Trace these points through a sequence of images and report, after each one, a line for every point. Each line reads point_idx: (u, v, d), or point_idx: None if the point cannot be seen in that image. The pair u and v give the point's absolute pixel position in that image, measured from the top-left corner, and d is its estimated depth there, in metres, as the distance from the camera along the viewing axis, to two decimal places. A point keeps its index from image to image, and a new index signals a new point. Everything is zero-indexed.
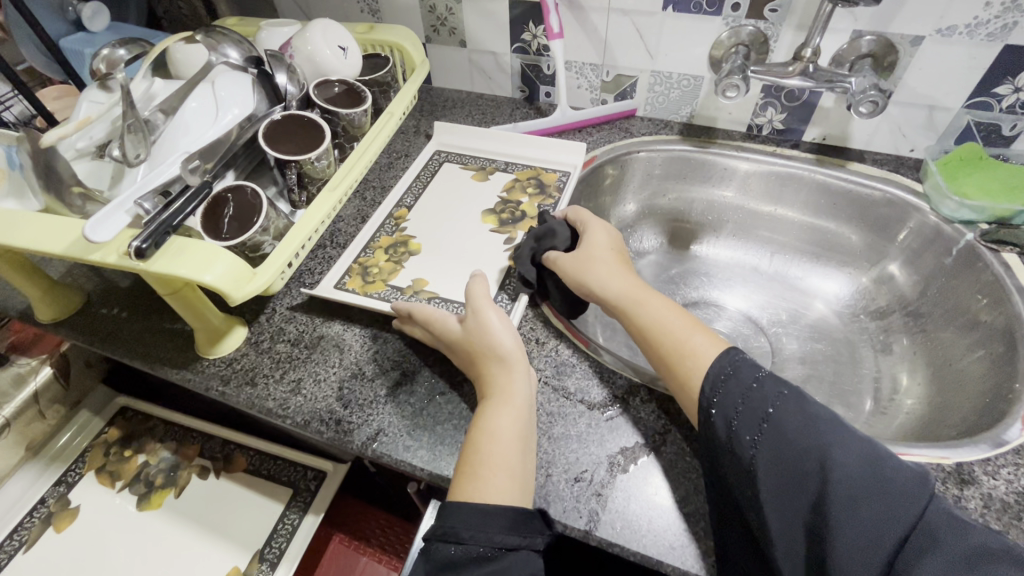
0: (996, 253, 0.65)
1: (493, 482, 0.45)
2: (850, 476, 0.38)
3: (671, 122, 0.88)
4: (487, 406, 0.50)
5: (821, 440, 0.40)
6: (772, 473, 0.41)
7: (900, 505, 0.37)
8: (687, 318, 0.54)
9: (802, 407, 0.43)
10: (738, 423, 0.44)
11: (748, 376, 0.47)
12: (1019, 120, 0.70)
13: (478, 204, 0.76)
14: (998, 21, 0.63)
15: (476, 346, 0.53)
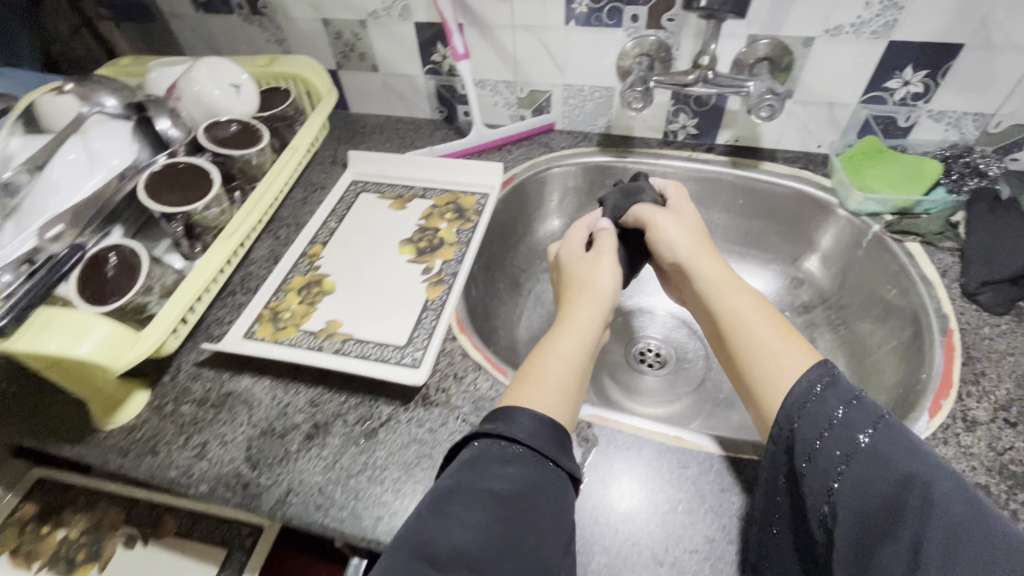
0: (900, 243, 0.67)
1: (541, 395, 0.49)
2: (949, 521, 0.31)
3: (589, 133, 0.88)
4: (561, 329, 0.55)
5: (917, 480, 0.33)
6: (856, 507, 0.35)
7: (1009, 565, 0.29)
8: (779, 321, 0.48)
9: (911, 440, 0.35)
10: (825, 439, 0.38)
11: (846, 395, 0.39)
12: (911, 112, 0.72)
13: (395, 235, 0.74)
14: (879, 19, 0.65)
15: (581, 275, 0.61)
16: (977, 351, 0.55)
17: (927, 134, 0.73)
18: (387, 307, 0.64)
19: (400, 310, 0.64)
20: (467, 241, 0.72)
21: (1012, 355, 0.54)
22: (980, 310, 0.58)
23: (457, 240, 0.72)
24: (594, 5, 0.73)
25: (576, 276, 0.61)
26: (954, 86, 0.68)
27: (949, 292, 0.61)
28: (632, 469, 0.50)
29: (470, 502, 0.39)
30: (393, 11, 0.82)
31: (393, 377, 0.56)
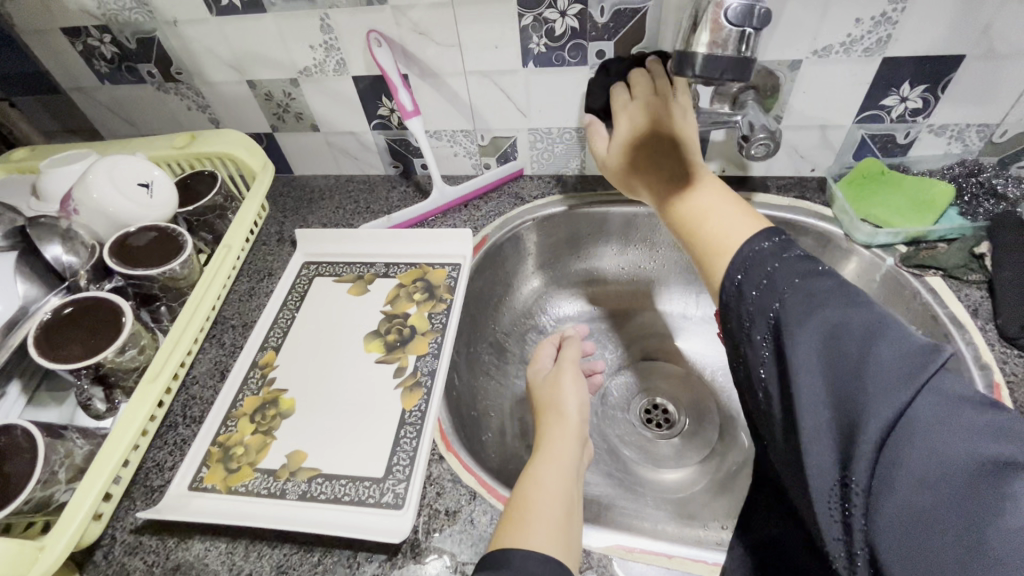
0: (921, 278, 0.60)
1: (540, 531, 0.43)
2: (844, 363, 0.32)
3: (562, 177, 0.80)
4: (539, 456, 0.51)
5: (831, 323, 0.34)
6: (782, 364, 0.36)
7: (896, 383, 0.30)
8: (720, 195, 0.50)
9: (813, 293, 0.36)
10: (750, 323, 0.39)
11: (773, 258, 0.40)
12: (910, 128, 0.66)
13: (358, 327, 0.65)
14: (872, 35, 0.58)
15: (549, 396, 0.58)
16: None
17: (929, 149, 0.67)
18: (357, 427, 0.55)
19: (374, 428, 0.55)
20: (442, 327, 0.62)
21: None
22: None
23: (430, 328, 0.63)
24: (552, 44, 0.65)
25: (546, 394, 0.59)
26: (956, 100, 0.62)
27: (986, 336, 0.55)
28: None
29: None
30: (327, 66, 0.73)
31: (373, 532, 0.47)
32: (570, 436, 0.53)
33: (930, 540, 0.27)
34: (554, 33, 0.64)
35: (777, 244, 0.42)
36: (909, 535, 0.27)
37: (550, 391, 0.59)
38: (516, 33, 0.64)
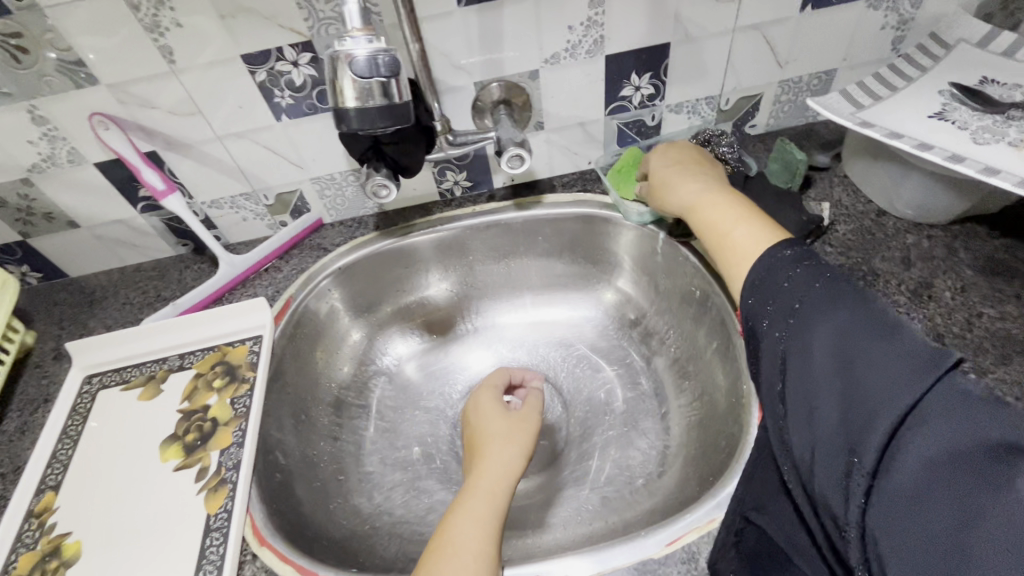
0: (687, 246, 0.68)
1: (446, 565, 0.42)
2: (859, 360, 0.33)
3: (364, 217, 0.79)
4: (470, 487, 0.50)
5: (854, 330, 0.34)
6: (792, 362, 0.37)
7: (903, 381, 0.30)
8: (744, 208, 0.49)
9: (839, 296, 0.37)
10: (769, 322, 0.40)
11: (809, 270, 0.40)
12: (653, 111, 0.72)
13: (152, 436, 0.59)
14: (588, 38, 0.63)
15: (480, 421, 0.61)
16: None
17: (675, 126, 0.74)
18: (155, 551, 0.50)
19: (175, 547, 0.50)
20: (246, 411, 0.59)
21: None
22: None
23: (233, 416, 0.58)
24: (298, 94, 0.63)
25: (477, 427, 0.60)
26: (678, 81, 0.69)
27: None
28: None
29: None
30: (59, 159, 0.65)
31: None
32: (507, 468, 0.53)
33: (929, 521, 0.27)
34: (294, 83, 0.62)
35: (798, 251, 0.42)
36: (904, 515, 0.27)
37: (483, 421, 0.60)
38: (256, 90, 0.62)
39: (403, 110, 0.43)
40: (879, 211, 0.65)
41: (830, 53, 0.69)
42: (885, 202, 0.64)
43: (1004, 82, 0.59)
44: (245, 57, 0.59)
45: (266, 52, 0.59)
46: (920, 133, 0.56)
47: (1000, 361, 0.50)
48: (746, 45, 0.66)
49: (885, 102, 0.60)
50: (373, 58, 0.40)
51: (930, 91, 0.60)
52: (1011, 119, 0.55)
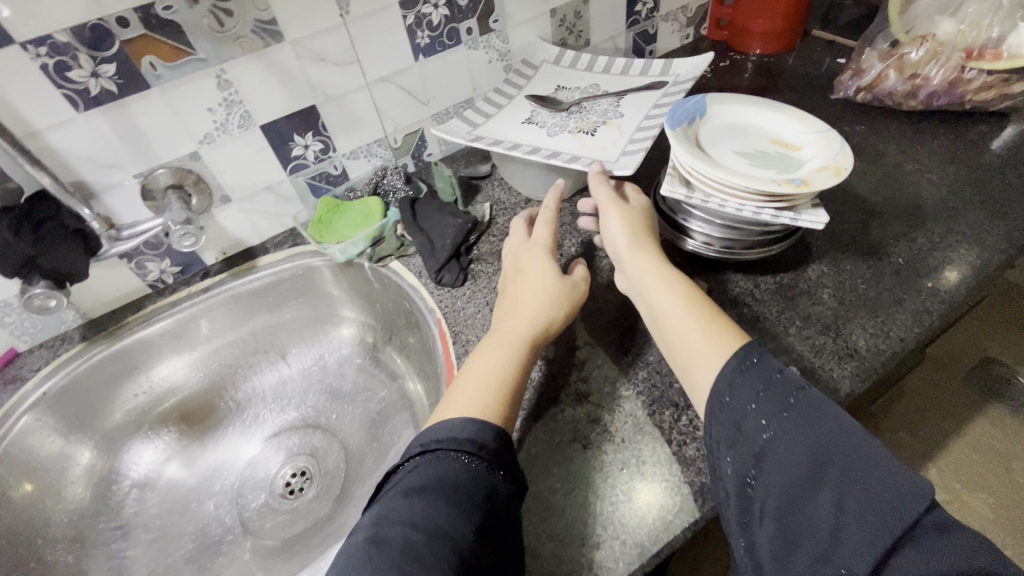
0: (387, 267, 0.77)
1: (464, 401, 0.50)
2: (843, 473, 0.37)
3: (68, 332, 0.75)
4: (502, 326, 0.56)
5: (832, 435, 0.38)
6: (771, 462, 0.40)
7: (894, 500, 0.34)
8: (701, 306, 0.51)
9: (815, 412, 0.40)
10: (743, 451, 0.42)
11: (781, 385, 0.43)
12: (333, 161, 0.81)
13: None
14: (233, 115, 0.70)
15: (524, 268, 0.60)
16: (459, 326, 0.66)
17: (360, 169, 0.84)
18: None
19: None
20: None
21: (479, 313, 0.67)
22: (450, 289, 0.70)
23: None
24: None
25: (511, 268, 0.62)
26: (341, 133, 0.79)
27: (429, 288, 0.72)
28: None
29: (420, 497, 0.42)
30: None
31: None
32: (537, 318, 0.56)
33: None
34: None
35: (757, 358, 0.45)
36: None
37: (515, 268, 0.61)
38: None
39: None
40: (526, 198, 0.81)
41: (460, 87, 0.85)
42: (527, 191, 0.80)
43: (569, 89, 0.81)
44: None
45: None
46: (514, 136, 0.73)
47: (605, 288, 0.67)
48: (385, 94, 0.79)
49: (494, 115, 0.77)
50: None
51: (524, 102, 0.79)
52: (571, 114, 0.76)
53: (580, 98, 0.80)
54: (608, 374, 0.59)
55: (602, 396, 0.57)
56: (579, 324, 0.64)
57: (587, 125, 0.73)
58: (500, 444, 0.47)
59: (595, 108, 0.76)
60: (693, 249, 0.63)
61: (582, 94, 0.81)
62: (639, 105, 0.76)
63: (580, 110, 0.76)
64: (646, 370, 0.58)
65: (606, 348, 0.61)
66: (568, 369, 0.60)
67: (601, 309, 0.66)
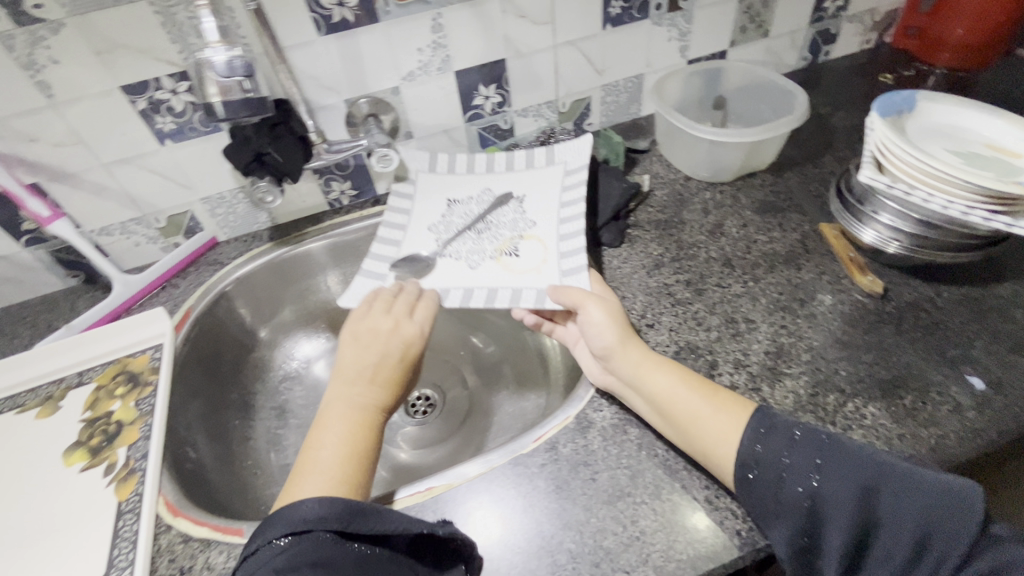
0: None
1: (314, 483, 0.47)
2: (897, 503, 0.39)
3: (258, 231, 0.85)
4: (324, 424, 0.52)
5: (869, 469, 0.41)
6: (830, 513, 0.41)
7: (949, 516, 0.37)
8: (696, 382, 0.52)
9: (844, 451, 0.42)
10: (794, 505, 0.42)
11: (806, 446, 0.44)
12: (505, 116, 0.86)
13: (59, 444, 0.61)
14: (436, 57, 0.76)
15: (359, 352, 0.57)
16: (616, 283, 0.68)
17: (526, 128, 0.89)
18: (39, 547, 0.52)
19: (90, 539, 0.52)
20: (152, 409, 0.62)
21: (635, 274, 0.69)
22: (607, 248, 0.73)
23: (138, 415, 0.62)
24: (179, 119, 0.70)
25: (366, 340, 0.58)
26: (520, 89, 0.83)
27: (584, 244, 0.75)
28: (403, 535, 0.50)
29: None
30: None
31: None
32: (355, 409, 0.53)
33: None
34: (174, 110, 0.69)
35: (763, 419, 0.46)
36: None
37: (393, 342, 0.58)
38: (137, 117, 0.68)
39: (262, 102, 0.55)
40: (686, 176, 0.82)
41: (635, 61, 0.87)
42: (689, 170, 0.81)
43: (463, 201, 0.78)
44: (123, 88, 0.65)
45: (143, 83, 0.66)
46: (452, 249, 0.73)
47: (769, 271, 0.67)
48: (568, 58, 0.82)
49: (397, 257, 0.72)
50: (232, 63, 0.52)
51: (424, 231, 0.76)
52: (480, 232, 0.74)
53: (467, 222, 0.76)
54: (768, 351, 0.59)
55: (762, 370, 0.57)
56: (738, 301, 0.64)
57: (506, 243, 0.72)
58: (345, 512, 0.43)
59: (501, 219, 0.75)
60: (872, 243, 0.62)
61: (477, 206, 0.78)
62: (548, 191, 0.76)
63: (486, 228, 0.75)
64: (810, 354, 0.58)
65: (767, 326, 0.61)
66: (726, 340, 0.60)
67: (764, 290, 0.65)
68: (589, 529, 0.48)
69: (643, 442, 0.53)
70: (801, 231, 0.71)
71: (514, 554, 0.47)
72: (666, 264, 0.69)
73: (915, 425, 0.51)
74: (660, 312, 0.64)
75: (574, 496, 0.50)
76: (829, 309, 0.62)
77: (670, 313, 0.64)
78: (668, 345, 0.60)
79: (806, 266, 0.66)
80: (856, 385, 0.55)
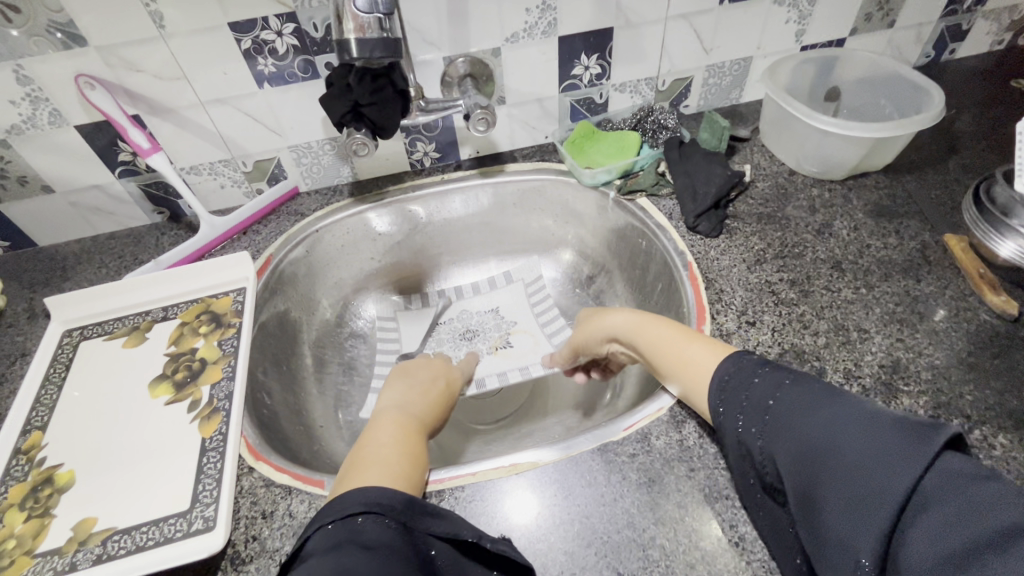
0: (633, 202, 0.76)
1: (368, 472, 0.45)
2: (848, 444, 0.31)
3: (339, 186, 0.84)
4: (368, 432, 0.51)
5: (819, 409, 0.34)
6: (776, 444, 0.36)
7: (895, 458, 0.29)
8: (691, 332, 0.51)
9: (811, 391, 0.36)
10: (746, 437, 0.38)
11: (777, 378, 0.39)
12: (602, 90, 0.82)
13: (145, 375, 0.62)
14: (543, 20, 0.72)
15: (397, 383, 0.60)
16: (713, 274, 0.65)
17: (620, 104, 0.85)
18: (126, 473, 0.53)
19: (174, 471, 0.53)
20: (234, 351, 0.63)
21: (734, 267, 0.65)
22: (703, 237, 0.69)
23: (221, 355, 0.62)
24: (280, 62, 0.68)
25: (413, 373, 0.62)
26: (621, 62, 0.79)
27: (678, 231, 0.71)
28: (488, 505, 0.49)
29: (345, 553, 0.36)
30: (38, 120, 0.67)
31: (199, 554, 0.46)
32: (398, 417, 0.53)
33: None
34: (277, 52, 0.67)
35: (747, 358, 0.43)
36: None
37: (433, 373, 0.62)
38: (240, 57, 0.67)
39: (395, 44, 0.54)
40: (791, 170, 0.77)
41: (747, 42, 0.81)
42: (794, 163, 0.76)
43: (445, 322, 0.86)
44: (231, 25, 0.64)
45: (251, 21, 0.64)
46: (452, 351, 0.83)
47: (883, 279, 0.62)
48: (678, 32, 0.77)
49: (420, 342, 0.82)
50: None
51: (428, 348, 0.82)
52: (468, 340, 0.83)
53: (455, 333, 0.84)
54: (883, 364, 0.54)
55: (876, 383, 0.53)
56: (849, 308, 0.59)
57: (498, 339, 0.83)
58: (403, 505, 0.41)
59: (483, 325, 0.85)
60: (1008, 257, 0.57)
61: (460, 324, 0.86)
62: (516, 299, 0.87)
63: (473, 334, 0.84)
64: (930, 372, 0.53)
65: (882, 338, 0.57)
66: (836, 347, 0.56)
67: (877, 298, 0.60)
68: (683, 528, 0.45)
69: None
70: (921, 240, 0.65)
71: (602, 544, 0.45)
72: (768, 261, 0.65)
73: None
74: (761, 309, 0.61)
75: (668, 492, 0.48)
76: (953, 326, 0.57)
77: (772, 311, 0.60)
78: (770, 347, 0.57)
79: (925, 279, 0.61)
80: (984, 412, 0.50)
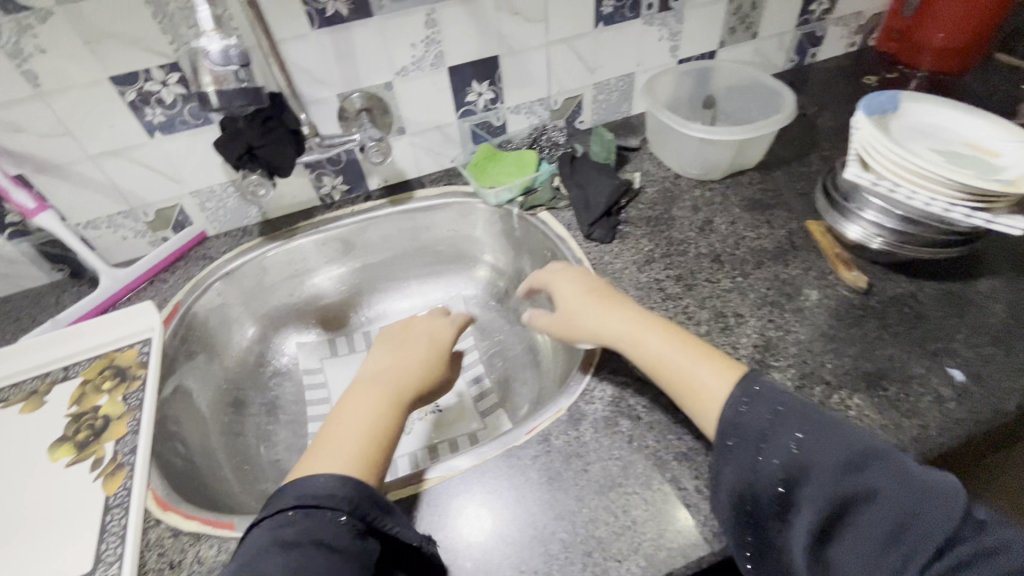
0: (535, 217, 0.81)
1: (325, 458, 0.46)
2: (887, 493, 0.36)
3: (248, 226, 0.84)
4: (338, 411, 0.51)
5: (857, 451, 0.39)
6: (805, 484, 0.39)
7: (931, 510, 0.34)
8: (693, 347, 0.51)
9: (839, 435, 0.40)
10: (767, 473, 0.41)
11: (794, 422, 0.42)
12: (498, 113, 0.86)
13: (44, 439, 0.60)
14: (429, 53, 0.76)
15: (381, 362, 0.58)
16: (607, 278, 0.69)
17: (518, 125, 0.89)
18: (23, 542, 0.51)
19: (76, 533, 0.52)
20: (139, 404, 0.62)
21: (626, 269, 0.70)
22: (598, 244, 0.74)
23: (126, 409, 0.61)
24: (169, 111, 0.69)
25: (402, 335, 0.62)
26: (512, 87, 0.84)
27: (576, 240, 0.75)
28: None
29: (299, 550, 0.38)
30: None
31: None
32: (372, 394, 0.53)
33: None
34: (164, 102, 0.68)
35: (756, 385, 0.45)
36: None
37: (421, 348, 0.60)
38: (125, 109, 0.67)
39: (254, 92, 0.57)
40: (676, 174, 0.83)
41: (627, 60, 0.88)
42: (678, 168, 0.82)
43: None
44: (112, 79, 0.65)
45: (132, 73, 0.65)
46: None
47: (757, 267, 0.68)
48: (561, 55, 0.83)
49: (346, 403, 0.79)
50: (223, 52, 0.54)
51: None
52: None
53: None
54: (757, 345, 0.60)
55: (750, 362, 0.58)
56: (727, 296, 0.65)
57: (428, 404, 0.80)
58: (351, 501, 0.42)
59: None
60: (856, 238, 0.64)
61: None
62: None
63: None
64: (797, 347, 0.59)
65: (755, 320, 0.62)
66: (716, 334, 0.61)
67: (752, 285, 0.66)
68: (578, 520, 0.48)
69: (634, 433, 0.54)
70: (788, 228, 0.72)
71: (505, 545, 0.48)
72: (657, 260, 0.70)
73: (898, 416, 0.52)
74: (650, 306, 0.65)
75: (566, 487, 0.51)
76: (816, 303, 0.63)
77: (660, 307, 0.65)
78: None
79: (792, 263, 0.68)
80: (840, 377, 0.56)
